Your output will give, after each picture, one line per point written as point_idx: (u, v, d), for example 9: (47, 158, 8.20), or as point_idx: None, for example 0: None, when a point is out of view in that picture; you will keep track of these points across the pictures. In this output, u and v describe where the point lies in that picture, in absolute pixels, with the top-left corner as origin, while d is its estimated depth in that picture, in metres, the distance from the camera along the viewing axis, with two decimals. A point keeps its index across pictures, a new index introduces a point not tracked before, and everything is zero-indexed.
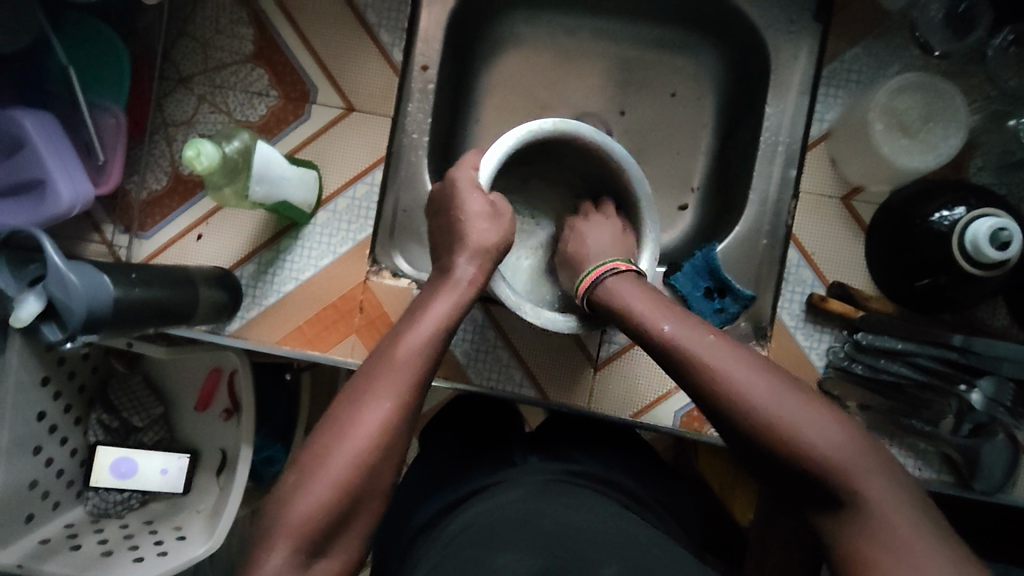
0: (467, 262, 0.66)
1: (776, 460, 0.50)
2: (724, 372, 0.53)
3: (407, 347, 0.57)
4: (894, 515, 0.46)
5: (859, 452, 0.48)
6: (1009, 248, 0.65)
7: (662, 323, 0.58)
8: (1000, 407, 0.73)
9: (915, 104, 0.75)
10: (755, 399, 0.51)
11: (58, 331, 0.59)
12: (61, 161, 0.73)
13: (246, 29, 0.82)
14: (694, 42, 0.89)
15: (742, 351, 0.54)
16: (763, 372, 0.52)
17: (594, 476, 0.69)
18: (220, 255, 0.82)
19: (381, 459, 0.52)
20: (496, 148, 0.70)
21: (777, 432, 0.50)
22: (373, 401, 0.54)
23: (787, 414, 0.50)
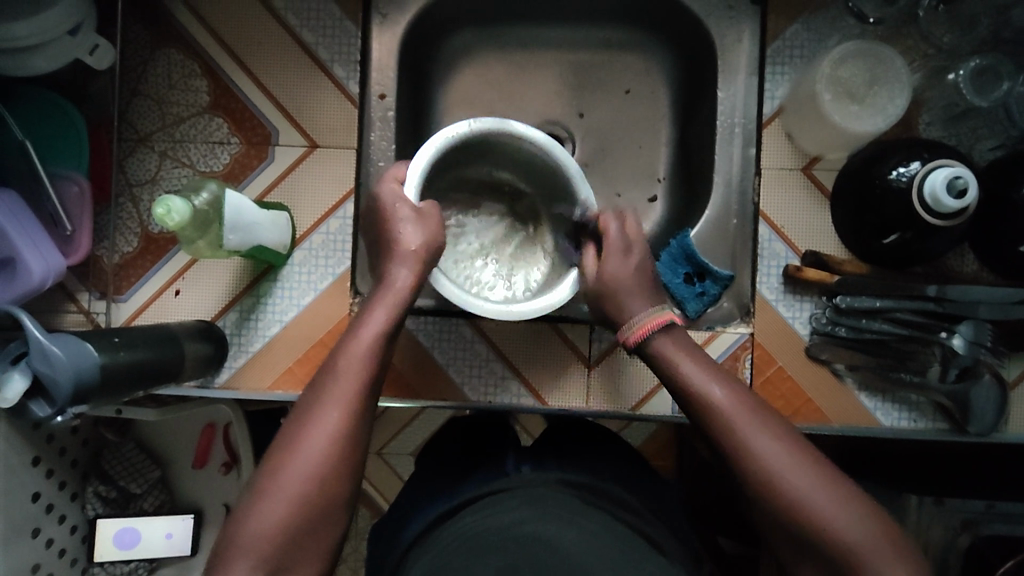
0: (400, 268, 0.66)
1: (799, 542, 0.53)
2: (762, 457, 0.55)
3: (354, 356, 0.59)
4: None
5: (881, 543, 0.51)
6: (967, 194, 0.68)
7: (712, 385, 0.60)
8: (982, 349, 0.77)
9: (858, 72, 0.77)
10: (789, 486, 0.53)
11: (48, 406, 0.58)
12: (30, 235, 0.72)
13: (199, 81, 0.82)
14: (640, 38, 0.91)
15: (783, 433, 0.57)
16: (800, 459, 0.55)
17: (587, 486, 0.68)
18: (201, 308, 0.81)
19: (334, 470, 0.54)
20: (422, 154, 0.70)
21: (802, 518, 0.53)
22: (320, 413, 0.56)
23: (813, 498, 0.53)
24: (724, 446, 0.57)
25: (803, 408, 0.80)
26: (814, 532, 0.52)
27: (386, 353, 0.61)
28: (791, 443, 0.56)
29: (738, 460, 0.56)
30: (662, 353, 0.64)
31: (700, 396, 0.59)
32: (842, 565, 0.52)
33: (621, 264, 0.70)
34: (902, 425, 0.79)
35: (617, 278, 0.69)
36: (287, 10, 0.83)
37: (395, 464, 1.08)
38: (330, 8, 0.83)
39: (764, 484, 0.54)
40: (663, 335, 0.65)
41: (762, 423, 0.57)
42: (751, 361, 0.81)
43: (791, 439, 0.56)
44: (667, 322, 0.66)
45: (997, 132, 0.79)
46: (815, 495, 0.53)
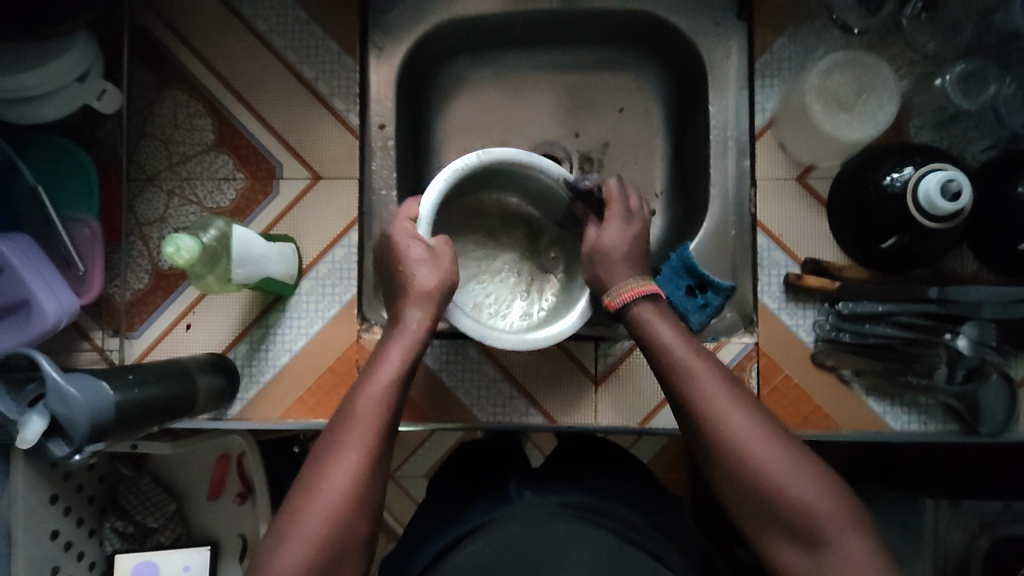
0: (414, 308, 0.68)
1: (761, 509, 0.55)
2: (731, 427, 0.56)
3: (366, 399, 0.61)
4: (858, 563, 0.52)
5: (839, 510, 0.53)
6: (961, 197, 0.69)
7: (689, 358, 0.61)
8: (987, 348, 0.77)
9: (846, 81, 0.79)
10: (757, 456, 0.55)
11: (66, 445, 0.59)
12: (45, 279, 0.74)
13: (205, 120, 0.85)
14: (632, 58, 0.93)
15: (751, 404, 0.58)
16: (766, 429, 0.56)
17: (592, 508, 0.68)
18: (212, 340, 0.83)
19: (354, 508, 0.56)
20: (431, 190, 0.71)
21: (767, 487, 0.54)
22: (340, 455, 0.57)
23: (774, 467, 0.55)
24: (695, 414, 0.58)
25: (812, 415, 0.80)
26: (777, 500, 0.54)
27: (401, 395, 0.63)
28: (758, 414, 0.57)
29: (706, 430, 0.57)
30: (643, 321, 0.65)
31: (676, 366, 0.61)
32: (802, 531, 0.54)
33: (619, 232, 0.70)
34: (912, 428, 0.79)
35: (613, 246, 0.69)
36: (287, 48, 0.85)
37: (409, 487, 1.08)
38: (328, 44, 0.85)
39: (731, 453, 0.56)
40: (647, 302, 0.66)
41: (732, 394, 0.58)
42: (757, 370, 0.81)
43: (757, 409, 0.58)
44: (648, 291, 0.66)
45: (987, 133, 0.80)
46: (778, 465, 0.55)
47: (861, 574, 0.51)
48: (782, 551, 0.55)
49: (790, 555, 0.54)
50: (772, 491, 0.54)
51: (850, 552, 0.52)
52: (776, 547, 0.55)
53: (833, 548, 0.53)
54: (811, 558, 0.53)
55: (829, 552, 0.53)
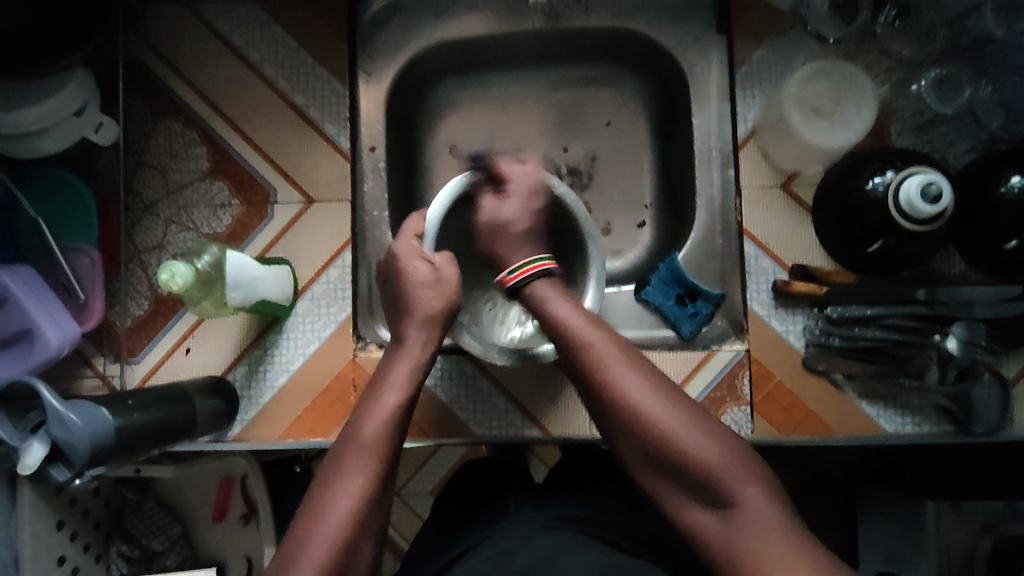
0: (416, 330, 0.69)
1: (665, 468, 0.56)
2: (625, 391, 0.57)
3: (372, 426, 0.62)
4: (762, 513, 0.52)
5: (736, 464, 0.54)
6: (942, 199, 0.70)
7: (582, 327, 0.62)
8: (978, 348, 0.78)
9: (823, 90, 0.81)
10: (653, 416, 0.56)
11: (67, 470, 0.60)
12: (46, 308, 0.76)
13: (199, 148, 0.87)
14: (616, 74, 0.95)
15: (648, 370, 0.59)
16: (661, 391, 0.58)
17: (586, 518, 0.69)
18: (211, 364, 0.84)
19: (358, 532, 0.57)
20: (436, 203, 0.73)
21: (666, 447, 0.55)
22: (347, 478, 0.59)
23: (671, 426, 0.56)
24: (595, 383, 0.59)
25: (805, 420, 0.81)
26: (677, 459, 0.55)
27: (404, 419, 0.64)
28: (654, 378, 0.58)
29: (603, 396, 0.59)
30: (539, 297, 0.65)
31: (572, 336, 0.62)
32: (703, 487, 0.54)
33: (516, 206, 0.72)
34: (906, 430, 0.80)
35: (513, 219, 0.71)
36: (278, 76, 0.87)
37: (414, 504, 1.08)
38: (318, 71, 0.87)
39: (628, 416, 0.57)
40: (544, 280, 0.67)
41: (629, 361, 0.59)
42: (749, 377, 0.82)
43: (652, 375, 0.59)
44: (545, 270, 0.67)
45: (967, 135, 0.81)
46: (674, 423, 0.56)
47: (763, 520, 0.52)
48: (690, 509, 0.55)
49: (696, 513, 0.55)
50: (669, 447, 0.55)
51: (751, 503, 0.53)
52: (685, 506, 0.56)
53: (737, 501, 0.53)
54: (719, 513, 0.54)
55: (732, 506, 0.53)
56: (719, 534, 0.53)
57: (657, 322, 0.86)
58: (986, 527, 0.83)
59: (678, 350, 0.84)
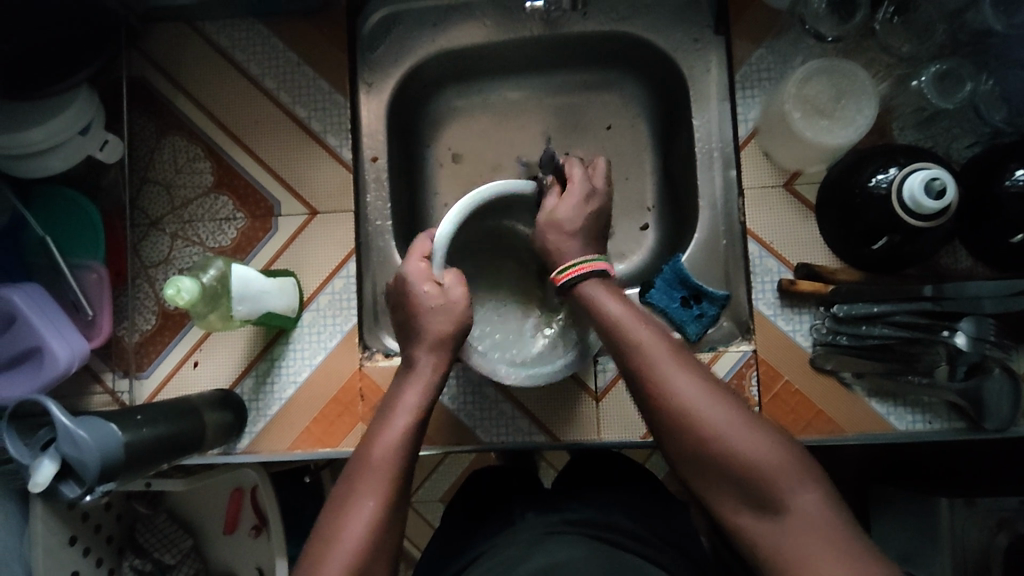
0: (425, 354, 0.69)
1: (716, 473, 0.55)
2: (679, 392, 0.56)
3: (380, 448, 0.62)
4: (816, 521, 0.51)
5: (793, 469, 0.53)
6: (946, 194, 0.69)
7: (637, 329, 0.61)
8: (986, 344, 0.75)
9: (824, 88, 0.80)
10: (708, 417, 0.55)
11: (77, 486, 0.60)
12: (55, 326, 0.77)
13: (204, 162, 0.88)
14: (615, 78, 0.95)
15: (700, 372, 0.58)
16: (715, 393, 0.57)
17: (592, 521, 0.69)
18: (219, 377, 0.85)
19: (371, 557, 0.57)
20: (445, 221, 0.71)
21: (720, 451, 0.54)
22: (356, 502, 0.59)
23: (727, 430, 0.54)
24: (646, 386, 0.58)
25: (815, 419, 0.80)
26: (729, 463, 0.54)
27: (417, 436, 0.65)
28: (709, 382, 0.57)
29: (655, 398, 0.58)
30: (589, 297, 0.65)
31: (625, 338, 0.61)
32: (757, 492, 0.53)
33: (573, 206, 0.70)
34: (917, 427, 0.79)
35: (569, 219, 0.69)
36: (279, 89, 0.88)
37: (425, 512, 1.09)
38: (319, 83, 0.88)
39: (681, 418, 0.56)
40: (596, 278, 0.66)
41: (681, 362, 0.58)
42: (757, 378, 0.81)
43: (707, 377, 0.58)
44: (599, 269, 0.66)
45: (969, 130, 0.81)
46: (730, 426, 0.55)
47: (816, 530, 0.50)
48: (742, 517, 0.54)
49: (748, 519, 0.54)
50: (725, 451, 0.54)
51: (805, 511, 0.51)
52: (739, 512, 0.54)
53: (791, 507, 0.52)
54: (770, 520, 0.53)
55: (785, 512, 0.52)
56: (772, 542, 0.52)
57: (663, 325, 0.86)
58: (1002, 523, 0.82)
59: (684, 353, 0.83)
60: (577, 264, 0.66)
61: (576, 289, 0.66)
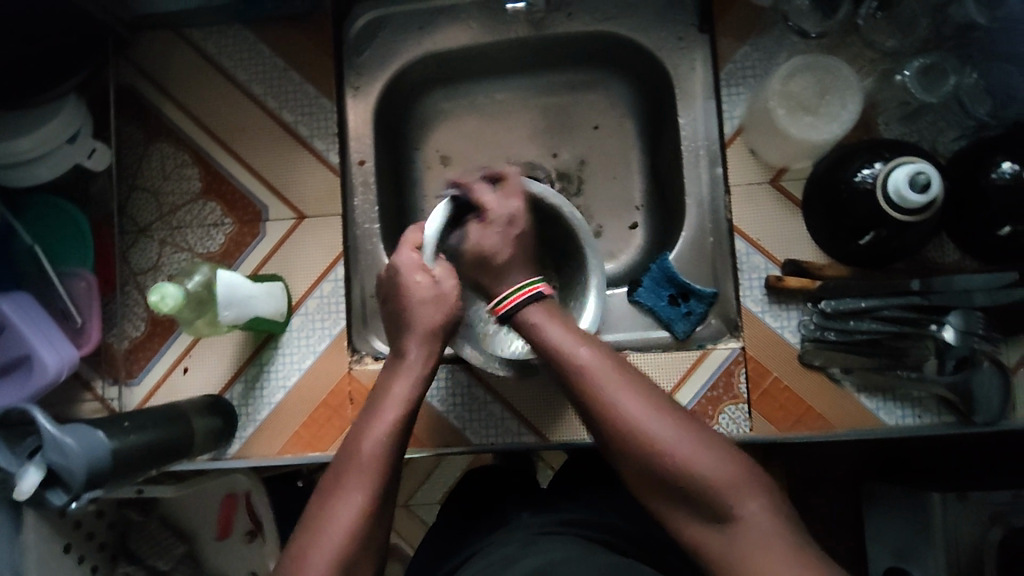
0: (415, 345, 0.69)
1: (666, 488, 0.55)
2: (625, 411, 0.57)
3: (370, 441, 0.62)
4: (766, 529, 0.51)
5: (739, 481, 0.54)
6: (931, 189, 0.69)
7: (581, 350, 0.62)
8: (975, 337, 0.77)
9: (808, 84, 0.80)
10: (655, 433, 0.55)
11: (64, 494, 0.60)
12: (44, 334, 0.77)
13: (191, 169, 0.88)
14: (601, 77, 0.95)
15: (647, 389, 0.59)
16: (661, 409, 0.57)
17: (584, 522, 0.70)
18: (209, 383, 0.85)
19: (356, 552, 0.57)
20: (434, 217, 0.72)
21: (667, 466, 0.55)
22: (345, 495, 0.59)
23: (673, 446, 0.55)
24: (594, 405, 0.59)
25: (805, 416, 0.80)
26: (678, 477, 0.54)
27: (405, 433, 0.64)
28: (653, 398, 0.58)
29: (603, 418, 0.58)
30: (531, 321, 0.66)
31: (569, 359, 0.61)
32: (707, 505, 0.53)
33: (496, 235, 0.73)
34: (907, 422, 0.79)
35: (495, 253, 0.72)
36: (266, 95, 0.88)
37: (422, 513, 1.07)
38: (305, 88, 0.88)
39: (628, 436, 0.56)
40: (534, 304, 0.67)
41: (627, 380, 0.59)
42: (746, 375, 0.81)
43: (652, 394, 0.59)
44: (536, 293, 0.67)
45: (954, 123, 0.81)
46: (675, 441, 0.55)
47: (767, 538, 0.51)
48: (696, 529, 0.54)
49: (700, 531, 0.54)
50: (673, 466, 0.54)
51: (755, 520, 0.52)
52: (692, 525, 0.55)
53: (739, 518, 0.52)
54: (722, 531, 0.53)
55: (737, 523, 0.52)
56: (724, 553, 0.52)
57: (652, 324, 0.86)
58: (995, 517, 0.82)
59: (672, 350, 0.83)
60: (512, 293, 0.68)
61: (516, 315, 0.67)
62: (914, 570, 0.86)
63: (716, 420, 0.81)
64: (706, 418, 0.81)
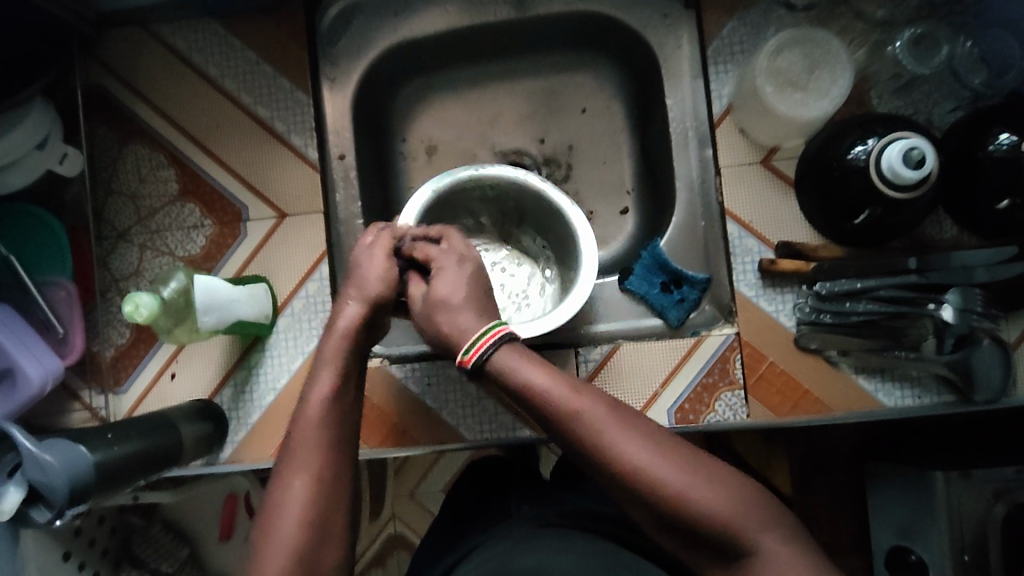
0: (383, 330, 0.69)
1: (688, 536, 0.51)
2: (628, 457, 0.51)
3: (310, 420, 0.58)
4: (793, 566, 0.48)
5: (760, 518, 0.50)
6: (925, 163, 0.68)
7: (564, 392, 0.55)
8: (974, 315, 0.74)
9: (796, 59, 0.78)
10: (670, 481, 0.50)
11: (48, 510, 0.59)
12: (26, 347, 0.75)
13: (167, 170, 0.86)
14: (586, 58, 0.93)
15: (647, 429, 0.53)
16: (668, 450, 0.52)
17: (586, 514, 0.70)
18: (198, 387, 0.84)
19: (316, 539, 0.54)
20: (408, 213, 0.75)
21: (684, 515, 0.50)
22: (290, 484, 0.55)
23: (686, 491, 0.50)
24: (590, 453, 0.52)
25: (802, 401, 0.79)
26: (700, 525, 0.50)
27: None
28: (653, 437, 0.53)
29: (603, 468, 0.52)
30: (499, 365, 0.58)
31: (553, 407, 0.54)
32: (731, 548, 0.50)
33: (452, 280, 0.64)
34: (907, 403, 0.78)
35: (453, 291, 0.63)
36: (240, 91, 0.86)
37: (428, 503, 1.07)
38: (280, 82, 0.86)
39: (636, 483, 0.51)
40: (504, 347, 0.59)
41: (622, 422, 0.53)
42: (741, 361, 0.80)
43: (651, 433, 0.53)
44: (507, 334, 0.59)
45: (950, 94, 0.78)
46: (687, 486, 0.50)
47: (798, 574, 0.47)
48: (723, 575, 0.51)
49: None
50: (691, 513, 0.50)
51: (781, 557, 0.48)
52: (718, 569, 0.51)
53: (765, 557, 0.49)
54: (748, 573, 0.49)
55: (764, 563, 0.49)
56: None
57: (644, 312, 0.85)
58: (999, 494, 0.81)
59: (667, 339, 0.82)
60: (478, 341, 0.59)
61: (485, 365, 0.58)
62: (917, 548, 0.86)
63: (713, 407, 0.79)
64: (699, 407, 0.80)
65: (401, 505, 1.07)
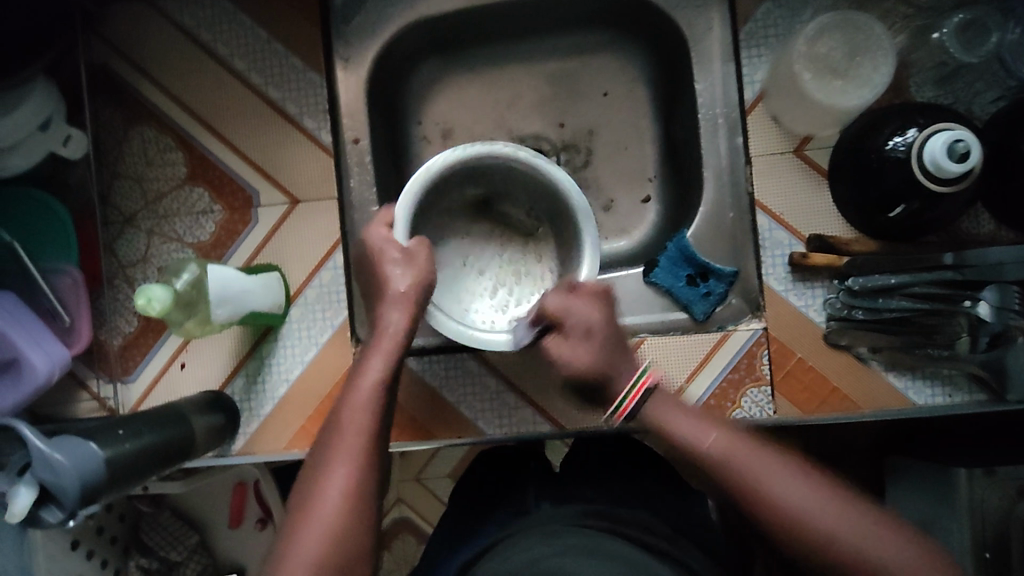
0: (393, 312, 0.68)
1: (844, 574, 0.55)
2: (783, 496, 0.57)
3: (356, 411, 0.62)
4: None
5: (908, 547, 0.55)
6: (970, 157, 0.65)
7: (717, 439, 0.61)
8: (1011, 314, 0.68)
9: (837, 44, 0.75)
10: (815, 525, 0.55)
11: (59, 511, 0.57)
12: (33, 337, 0.73)
13: (175, 153, 0.83)
14: (610, 39, 0.89)
15: (795, 468, 0.59)
16: (819, 489, 0.57)
17: (611, 514, 0.68)
18: (208, 378, 0.82)
19: (348, 528, 0.57)
20: (404, 199, 0.69)
21: (838, 549, 0.55)
22: (332, 473, 0.58)
23: (838, 525, 0.55)
24: (747, 496, 0.58)
25: (830, 397, 0.78)
26: (854, 559, 0.55)
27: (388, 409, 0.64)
28: (801, 472, 0.58)
29: (760, 509, 0.57)
30: (653, 413, 0.65)
31: (707, 453, 0.61)
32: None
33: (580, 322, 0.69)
34: (936, 401, 0.77)
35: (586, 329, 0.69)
36: (250, 71, 0.82)
37: (434, 488, 1.05)
38: (292, 62, 0.82)
39: (793, 522, 0.56)
40: (650, 397, 0.66)
41: (772, 462, 0.59)
42: (769, 356, 0.78)
43: (801, 470, 0.59)
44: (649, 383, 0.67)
45: (993, 83, 0.75)
46: (839, 522, 0.55)
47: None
48: None
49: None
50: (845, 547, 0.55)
51: None
52: None
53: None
54: None
55: None
56: None
57: (669, 306, 0.82)
58: None
59: (692, 334, 0.80)
60: (629, 393, 0.67)
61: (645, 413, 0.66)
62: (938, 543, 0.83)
63: (738, 403, 0.78)
64: (726, 404, 0.78)
65: (405, 488, 1.05)
